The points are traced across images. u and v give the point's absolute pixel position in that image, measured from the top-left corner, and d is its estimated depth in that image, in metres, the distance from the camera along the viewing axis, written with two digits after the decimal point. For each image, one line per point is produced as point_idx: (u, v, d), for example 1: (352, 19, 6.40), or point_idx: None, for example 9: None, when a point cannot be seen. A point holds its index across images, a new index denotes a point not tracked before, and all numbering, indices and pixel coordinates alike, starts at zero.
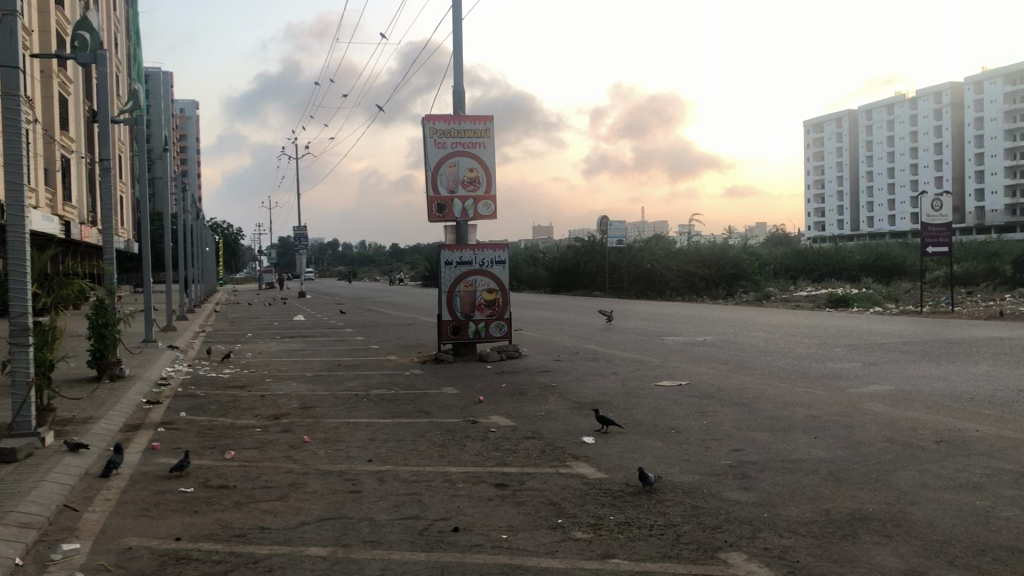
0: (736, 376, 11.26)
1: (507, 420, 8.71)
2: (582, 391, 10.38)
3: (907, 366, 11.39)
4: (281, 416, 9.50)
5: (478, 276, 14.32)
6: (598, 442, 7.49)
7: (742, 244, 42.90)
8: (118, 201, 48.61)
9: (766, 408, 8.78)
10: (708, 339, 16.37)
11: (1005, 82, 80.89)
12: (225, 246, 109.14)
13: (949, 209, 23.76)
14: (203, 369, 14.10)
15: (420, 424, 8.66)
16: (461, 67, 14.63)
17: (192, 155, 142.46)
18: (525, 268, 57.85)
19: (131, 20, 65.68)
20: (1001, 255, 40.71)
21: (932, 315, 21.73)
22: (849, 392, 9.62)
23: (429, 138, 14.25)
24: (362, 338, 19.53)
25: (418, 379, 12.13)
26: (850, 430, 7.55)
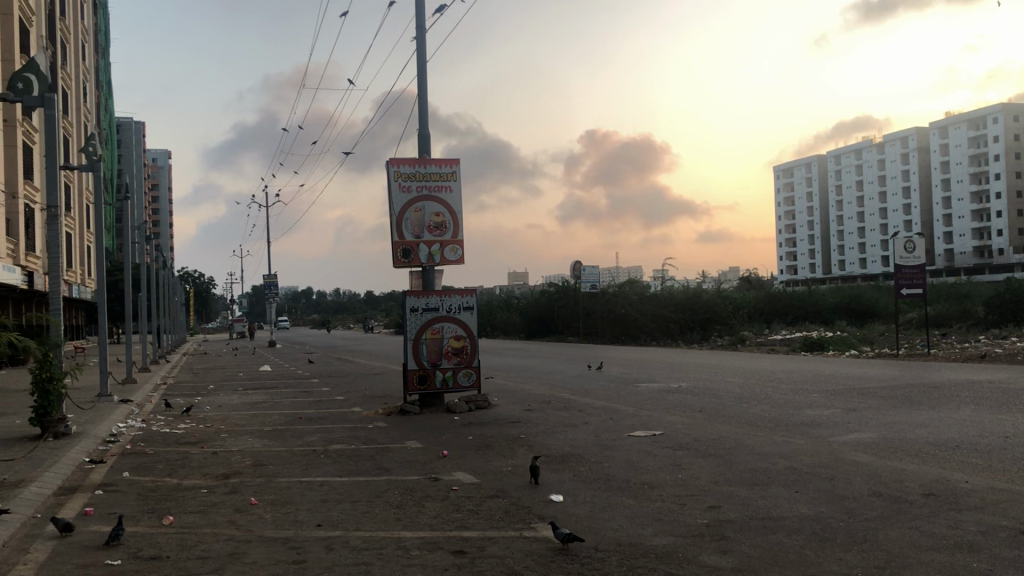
0: (712, 425, 10.82)
1: (471, 476, 8.20)
2: (553, 444, 9.90)
3: (887, 412, 11.01)
4: (230, 476, 8.91)
5: (445, 323, 13.83)
6: (564, 500, 7.01)
7: (716, 287, 42.78)
8: (83, 251, 48.03)
9: (743, 459, 8.34)
10: (683, 385, 15.95)
11: (969, 127, 83.03)
12: (198, 296, 108.01)
13: (922, 251, 23.71)
14: (157, 424, 13.44)
15: (378, 482, 8.14)
16: (426, 110, 14.34)
17: (164, 205, 141.45)
18: (499, 314, 57.45)
19: (100, 71, 65.48)
20: (972, 297, 40.82)
21: (906, 358, 21.50)
22: (830, 440, 9.21)
23: (393, 182, 13.86)
24: (328, 389, 18.94)
25: (381, 432, 11.57)
26: (832, 482, 7.13)
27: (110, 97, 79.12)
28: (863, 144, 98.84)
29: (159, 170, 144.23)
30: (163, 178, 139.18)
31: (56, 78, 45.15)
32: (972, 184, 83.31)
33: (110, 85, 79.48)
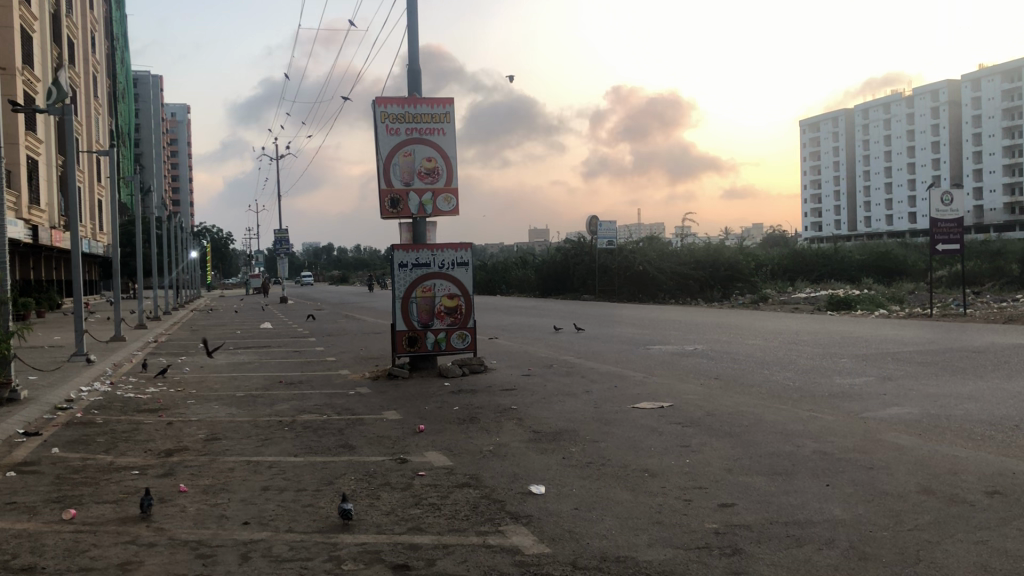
0: (729, 395, 9.58)
1: (445, 459, 7.01)
2: (546, 417, 8.71)
3: (929, 382, 9.72)
4: (172, 453, 7.77)
5: (437, 280, 12.62)
6: (547, 492, 5.83)
7: (739, 244, 41.20)
8: (91, 204, 47.55)
9: (763, 440, 7.11)
10: (698, 348, 14.76)
11: (1003, 79, 79.93)
12: (218, 252, 107.55)
13: (960, 204, 22.16)
14: (123, 388, 12.36)
15: (338, 465, 6.98)
16: (415, 44, 13.01)
17: (183, 161, 140.70)
18: (515, 271, 56.26)
19: (108, 23, 64.35)
20: (1005, 253, 39.02)
21: (939, 318, 20.16)
22: (864, 416, 7.98)
23: (380, 123, 12.60)
24: (321, 349, 17.88)
25: (361, 400, 10.43)
26: (872, 474, 5.88)
27: (124, 50, 77.86)
28: (892, 98, 95.86)
29: (179, 125, 143.04)
30: (181, 133, 138.81)
31: (61, 27, 44.19)
32: (1005, 139, 80.62)
33: (124, 38, 78.35)
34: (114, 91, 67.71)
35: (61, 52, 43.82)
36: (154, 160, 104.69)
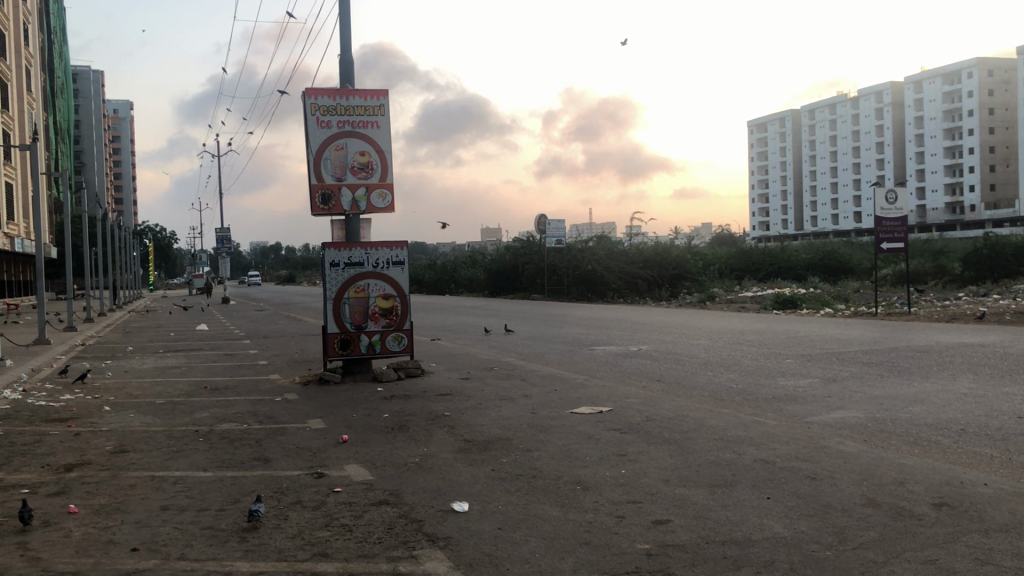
0: (671, 399, 9.21)
1: (366, 472, 6.53)
2: (478, 423, 8.28)
3: (873, 384, 9.49)
4: (71, 468, 7.14)
5: (371, 280, 12.12)
6: (470, 510, 5.39)
7: (688, 243, 41.23)
8: (23, 202, 45.98)
9: (702, 448, 6.75)
10: (643, 348, 14.47)
11: (944, 81, 81.84)
12: (161, 252, 105.09)
13: (905, 202, 22.24)
14: (35, 395, 11.60)
15: (249, 482, 6.46)
16: (347, 33, 12.50)
17: (126, 159, 137.47)
18: (463, 271, 55.73)
19: (43, 16, 62.43)
20: (947, 252, 39.56)
21: (885, 317, 20.20)
22: (807, 420, 7.68)
23: (310, 116, 12.06)
24: (255, 352, 17.21)
25: (287, 408, 9.88)
26: (815, 485, 5.55)
27: (62, 43, 75.75)
28: (837, 99, 97.32)
29: (121, 121, 139.57)
30: (123, 130, 135.83)
31: None
32: (946, 140, 82.30)
33: (63, 32, 76.25)
34: (52, 86, 65.74)
35: None
36: (94, 158, 102.06)
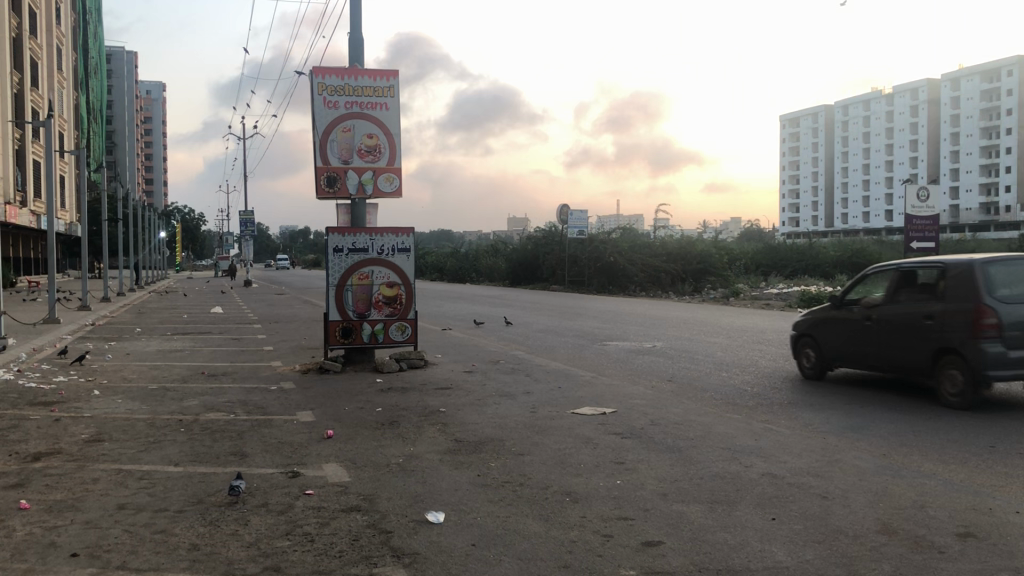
0: (679, 402, 8.70)
1: (344, 474, 6.09)
2: (471, 423, 7.82)
3: (897, 392, 8.91)
4: (38, 457, 6.75)
5: (375, 266, 11.69)
6: (445, 521, 4.95)
7: (713, 238, 40.47)
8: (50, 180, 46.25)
9: (707, 459, 6.24)
10: (657, 345, 13.95)
11: (982, 79, 80.06)
12: (188, 233, 105.63)
13: (937, 200, 21.47)
14: (28, 376, 11.29)
15: (218, 479, 6.04)
16: (357, 11, 12.04)
17: (158, 139, 138.51)
18: (486, 259, 55.29)
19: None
20: (979, 254, 38.54)
21: None
22: (823, 430, 7.15)
23: (317, 96, 11.60)
24: (262, 337, 16.86)
25: (279, 398, 9.48)
26: (826, 506, 5.04)
27: (97, 24, 76.39)
28: (871, 95, 95.60)
29: (153, 103, 140.53)
30: (155, 111, 136.93)
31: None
32: (982, 139, 80.57)
33: (98, 12, 76.78)
34: (84, 65, 66.24)
35: (21, 22, 42.54)
36: (125, 138, 102.83)
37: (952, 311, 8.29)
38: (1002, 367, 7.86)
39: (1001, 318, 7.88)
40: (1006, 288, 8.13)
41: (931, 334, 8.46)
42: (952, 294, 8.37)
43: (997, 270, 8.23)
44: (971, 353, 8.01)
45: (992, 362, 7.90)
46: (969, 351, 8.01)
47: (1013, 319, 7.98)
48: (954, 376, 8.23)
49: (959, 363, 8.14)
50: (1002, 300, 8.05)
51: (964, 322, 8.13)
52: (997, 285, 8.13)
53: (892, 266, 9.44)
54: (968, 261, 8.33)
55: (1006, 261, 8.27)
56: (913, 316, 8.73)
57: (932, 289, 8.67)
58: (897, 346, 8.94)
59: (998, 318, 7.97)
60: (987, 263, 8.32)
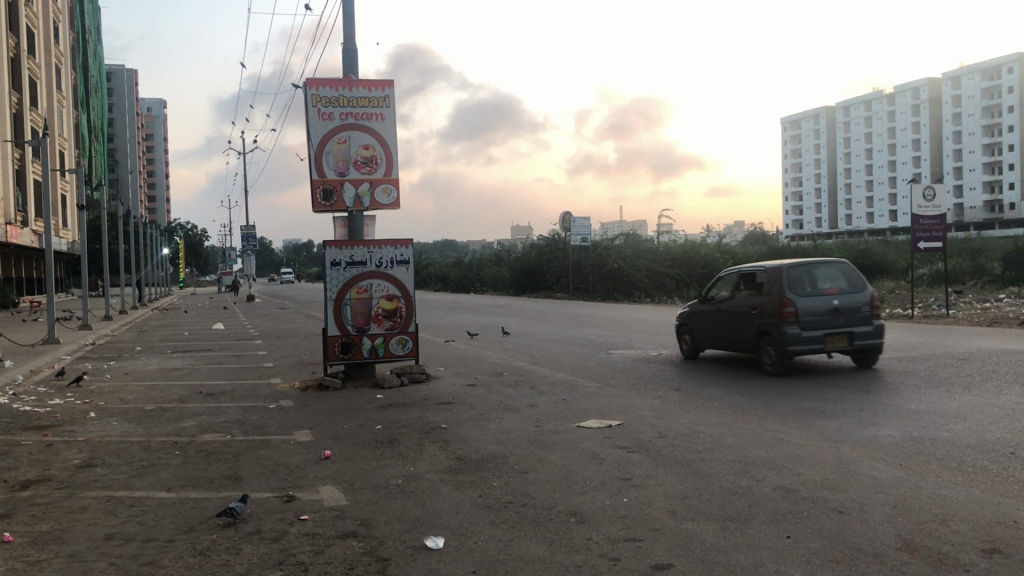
0: (687, 412, 8.48)
1: (340, 496, 5.87)
2: (474, 439, 7.60)
3: (911, 397, 8.68)
4: (26, 485, 6.54)
5: (374, 280, 11.49)
6: (445, 547, 4.74)
7: (717, 242, 40.22)
8: (51, 199, 46.20)
9: (718, 472, 6.02)
10: (664, 353, 13.73)
11: (982, 77, 79.79)
12: (193, 249, 105.66)
13: (944, 199, 21.22)
14: (24, 400, 11.09)
15: (211, 505, 5.83)
16: (351, 21, 11.88)
17: (160, 156, 138.73)
18: (489, 268, 55.09)
19: (75, 16, 62.90)
20: (986, 252, 38.25)
21: (923, 319, 19.26)
22: (837, 439, 6.93)
23: (311, 108, 11.44)
24: (263, 353, 16.65)
25: (278, 416, 9.28)
26: (842, 521, 4.82)
27: (97, 43, 76.58)
28: (872, 95, 95.36)
29: (155, 120, 140.80)
30: (156, 128, 137.26)
31: (20, 16, 42.88)
32: (984, 137, 80.28)
33: (98, 30, 76.97)
34: (85, 84, 66.29)
35: (19, 42, 42.56)
36: (127, 156, 103.00)
37: (768, 303, 11.16)
38: (798, 342, 10.74)
39: (796, 307, 10.73)
40: (802, 284, 11.02)
41: (756, 321, 11.35)
42: (768, 290, 11.23)
43: (799, 272, 11.10)
44: (778, 334, 10.90)
45: (792, 339, 10.77)
46: (776, 331, 10.89)
47: (807, 308, 10.83)
48: (769, 351, 11.13)
49: (773, 341, 11.02)
50: (801, 293, 10.92)
51: (775, 311, 11.02)
52: (797, 283, 11.02)
53: (738, 268, 12.26)
54: (777, 265, 11.22)
55: (805, 265, 11.14)
56: (745, 308, 11.64)
57: (758, 286, 11.56)
58: (737, 330, 11.83)
59: (796, 307, 10.85)
60: (793, 266, 11.20)
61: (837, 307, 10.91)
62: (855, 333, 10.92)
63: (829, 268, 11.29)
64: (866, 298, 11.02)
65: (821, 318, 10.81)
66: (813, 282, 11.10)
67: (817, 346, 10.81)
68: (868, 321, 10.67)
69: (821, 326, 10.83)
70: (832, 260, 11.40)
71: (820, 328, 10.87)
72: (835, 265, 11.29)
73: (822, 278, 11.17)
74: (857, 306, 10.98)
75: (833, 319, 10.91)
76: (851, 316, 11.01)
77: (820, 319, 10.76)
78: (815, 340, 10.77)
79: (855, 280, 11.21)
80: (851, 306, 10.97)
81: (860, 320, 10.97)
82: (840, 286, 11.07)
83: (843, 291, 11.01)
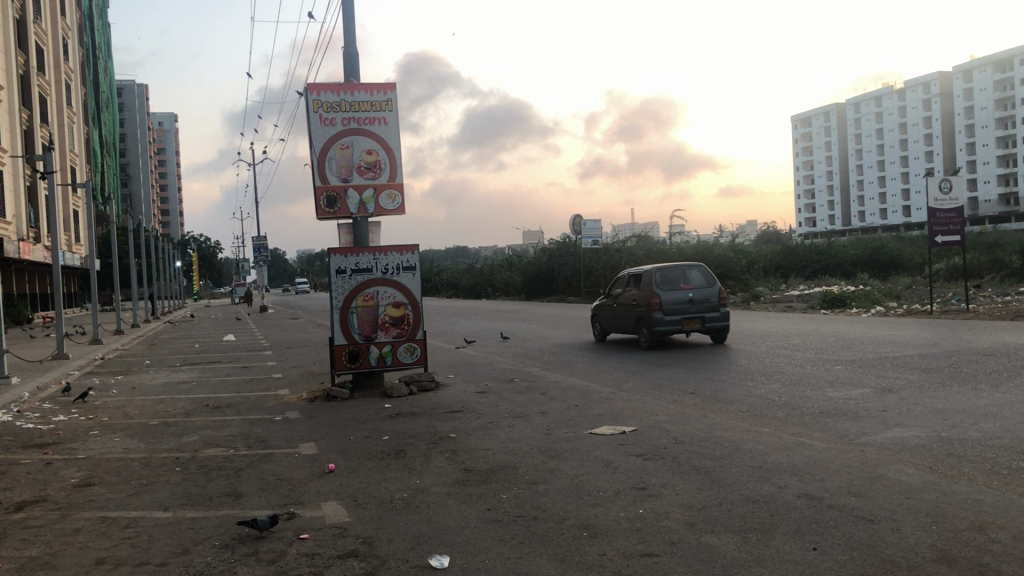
0: (704, 416, 8.18)
1: (343, 513, 5.62)
2: (483, 449, 7.33)
3: (936, 395, 8.35)
4: (21, 507, 6.32)
5: (381, 287, 11.27)
6: (451, 566, 4.49)
7: (730, 242, 39.78)
8: (63, 215, 46.32)
9: (737, 480, 5.74)
10: (678, 355, 13.44)
11: (994, 70, 78.85)
12: (206, 262, 105.91)
13: (960, 191, 20.82)
14: (28, 417, 10.89)
15: (208, 526, 5.59)
16: (351, 24, 11.68)
17: (172, 169, 139.27)
18: (501, 273, 54.81)
19: (84, 31, 63.15)
20: (1003, 245, 37.69)
21: (942, 315, 18.87)
22: (859, 442, 6.63)
23: (313, 113, 11.22)
24: (271, 364, 16.43)
25: (283, 429, 9.05)
26: (873, 531, 4.53)
27: (107, 58, 76.94)
28: (883, 90, 94.61)
29: (166, 134, 141.29)
30: (168, 142, 137.79)
31: (29, 33, 42.97)
32: (998, 129, 79.36)
33: (107, 46, 77.32)
34: (95, 99, 66.53)
35: (28, 59, 42.67)
36: (139, 170, 103.41)
37: (642, 295, 15.12)
38: (661, 324, 14.64)
39: (660, 298, 14.65)
40: (666, 281, 14.91)
41: (635, 309, 15.30)
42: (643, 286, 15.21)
43: (668, 272, 14.97)
44: (648, 318, 14.79)
45: (657, 322, 14.71)
46: (646, 316, 14.81)
47: (669, 299, 14.75)
48: (644, 332, 15.05)
49: (645, 324, 14.96)
50: (666, 289, 14.81)
51: (646, 302, 14.96)
52: (665, 281, 14.90)
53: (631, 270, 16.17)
54: (650, 266, 15.10)
55: (670, 267, 14.98)
56: (630, 300, 15.58)
57: (639, 282, 15.44)
58: (624, 315, 15.73)
59: (661, 299, 14.77)
60: (664, 269, 15.03)
61: (692, 299, 14.78)
62: (706, 318, 14.74)
63: (693, 269, 15.12)
64: (715, 291, 14.87)
65: (679, 308, 14.69)
66: (676, 280, 14.96)
67: (676, 327, 14.67)
68: (713, 309, 14.50)
69: (680, 312, 14.70)
70: (695, 262, 15.21)
71: (678, 314, 14.74)
72: (699, 268, 15.11)
73: (686, 277, 15.02)
74: (708, 297, 14.84)
75: (689, 307, 14.77)
76: (703, 305, 14.88)
77: (678, 308, 14.63)
78: (674, 323, 14.65)
79: (710, 279, 15.07)
80: (704, 298, 14.84)
81: (710, 308, 14.79)
82: (697, 283, 14.94)
83: (699, 287, 14.88)
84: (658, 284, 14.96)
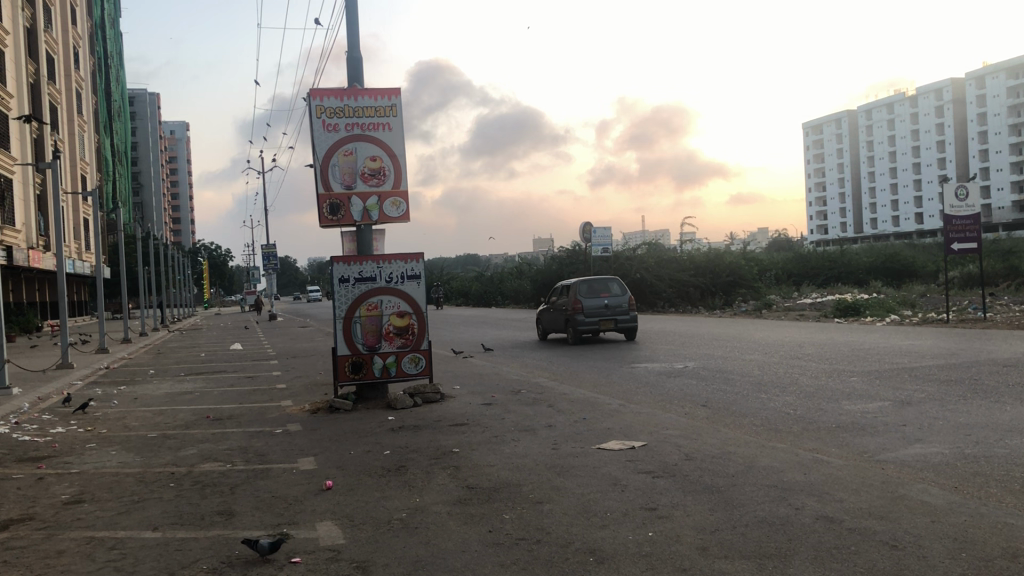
0: (715, 430, 7.91)
1: (338, 535, 5.37)
2: (486, 465, 7.07)
3: (956, 408, 8.05)
4: (6, 526, 6.08)
5: (385, 296, 11.03)
6: None
7: (741, 250, 39.43)
8: (74, 223, 46.35)
9: (751, 500, 5.46)
10: (689, 365, 13.16)
11: (1008, 76, 78.13)
12: (217, 270, 106.08)
13: (977, 197, 20.50)
14: (25, 429, 10.67)
15: (197, 547, 5.34)
16: (354, 29, 11.48)
17: (183, 178, 139.64)
18: (511, 281, 54.56)
19: (96, 40, 63.33)
20: (1017, 253, 37.21)
21: (957, 324, 18.53)
22: (879, 459, 6.35)
23: (316, 119, 11.01)
24: (276, 374, 16.21)
25: (283, 443, 8.81)
26: (900, 558, 4.25)
27: (119, 68, 77.22)
28: (895, 97, 94.04)
29: (177, 142, 141.71)
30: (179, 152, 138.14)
31: (39, 42, 43.03)
32: (1011, 136, 78.66)
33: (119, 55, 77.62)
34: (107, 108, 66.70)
35: (38, 68, 42.74)
36: (150, 180, 103.70)
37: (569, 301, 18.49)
38: (582, 324, 17.99)
39: (582, 303, 17.97)
40: (589, 290, 18.25)
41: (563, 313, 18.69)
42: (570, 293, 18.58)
43: (591, 283, 18.33)
44: (572, 320, 18.12)
45: (579, 322, 18.03)
46: (571, 318, 18.09)
47: (590, 304, 18.09)
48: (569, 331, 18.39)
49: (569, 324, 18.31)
50: (587, 297, 18.15)
51: (572, 307, 18.25)
52: (587, 290, 18.25)
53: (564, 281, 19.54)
54: (576, 279, 18.41)
55: (593, 280, 18.33)
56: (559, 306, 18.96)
57: (567, 291, 18.78)
58: (555, 318, 19.01)
59: (583, 304, 18.10)
60: (588, 280, 18.38)
61: (608, 305, 18.13)
62: (618, 320, 18.09)
63: (611, 282, 18.51)
64: (627, 299, 18.24)
65: (597, 311, 18.04)
66: (597, 289, 18.31)
67: (594, 328, 18.04)
68: (623, 314, 17.86)
69: (598, 316, 18.04)
70: (615, 276, 18.63)
71: (596, 317, 18.07)
72: (616, 280, 18.52)
73: (605, 287, 18.39)
74: (621, 304, 18.22)
75: (605, 311, 18.13)
76: (617, 309, 18.22)
77: (596, 311, 17.97)
78: (592, 324, 17.99)
79: (624, 290, 18.47)
80: (618, 305, 18.21)
81: (622, 313, 18.16)
82: (613, 292, 18.33)
83: (614, 296, 18.24)
84: (582, 292, 18.29)
